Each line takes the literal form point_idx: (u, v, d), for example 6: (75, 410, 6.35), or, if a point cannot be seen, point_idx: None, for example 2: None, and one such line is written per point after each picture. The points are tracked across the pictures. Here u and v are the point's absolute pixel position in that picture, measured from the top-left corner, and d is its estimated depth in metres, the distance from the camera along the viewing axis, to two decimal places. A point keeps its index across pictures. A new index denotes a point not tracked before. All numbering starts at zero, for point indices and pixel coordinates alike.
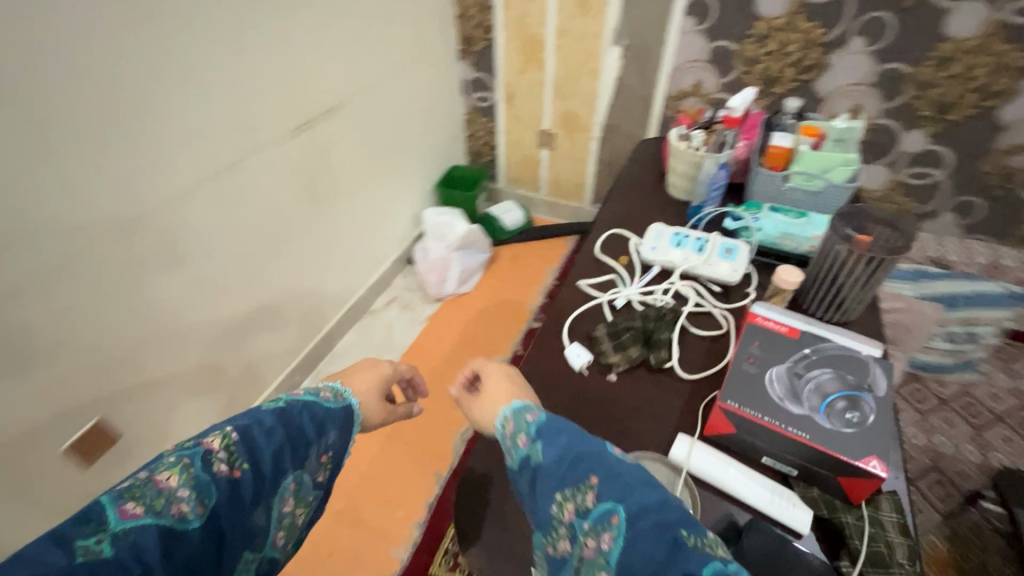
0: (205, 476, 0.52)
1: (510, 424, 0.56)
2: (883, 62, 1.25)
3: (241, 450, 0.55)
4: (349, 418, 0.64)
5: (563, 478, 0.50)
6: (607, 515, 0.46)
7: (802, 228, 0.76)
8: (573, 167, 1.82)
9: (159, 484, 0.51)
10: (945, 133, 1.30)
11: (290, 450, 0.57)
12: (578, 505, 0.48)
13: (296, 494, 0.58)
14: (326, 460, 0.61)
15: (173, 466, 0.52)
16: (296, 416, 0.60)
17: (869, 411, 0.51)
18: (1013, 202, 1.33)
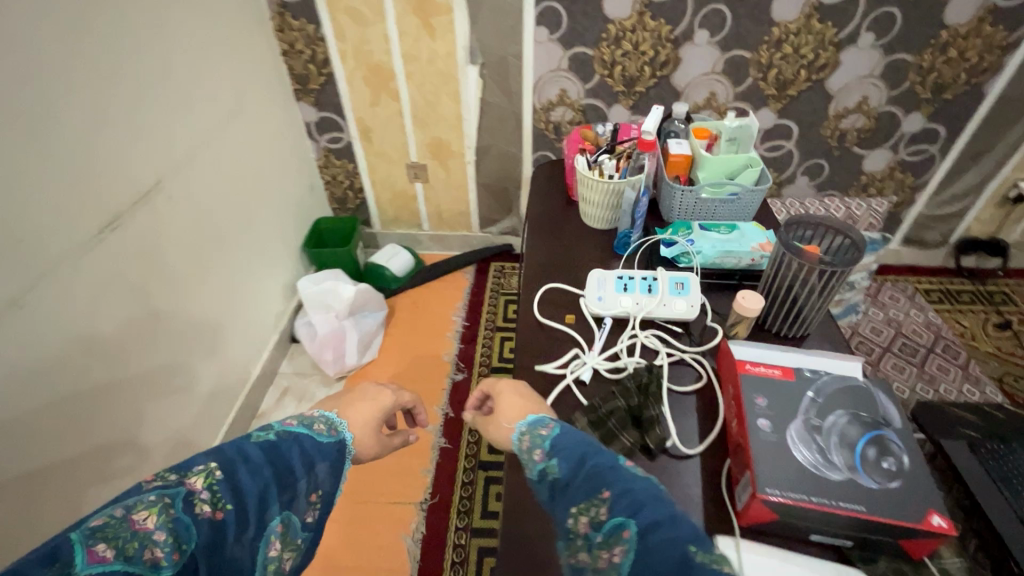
0: (185, 518, 0.41)
1: (526, 440, 0.52)
2: (727, 51, 1.30)
3: (227, 490, 0.44)
4: (341, 457, 0.54)
5: (580, 490, 0.46)
6: (620, 529, 0.42)
7: (738, 242, 0.72)
8: (453, 195, 1.69)
9: (135, 524, 0.39)
10: (788, 108, 1.40)
11: (281, 489, 0.47)
12: (592, 518, 0.44)
13: (285, 539, 0.46)
14: (318, 498, 0.50)
15: (153, 504, 0.41)
16: (285, 453, 0.49)
17: (901, 453, 0.47)
18: (849, 158, 1.50)
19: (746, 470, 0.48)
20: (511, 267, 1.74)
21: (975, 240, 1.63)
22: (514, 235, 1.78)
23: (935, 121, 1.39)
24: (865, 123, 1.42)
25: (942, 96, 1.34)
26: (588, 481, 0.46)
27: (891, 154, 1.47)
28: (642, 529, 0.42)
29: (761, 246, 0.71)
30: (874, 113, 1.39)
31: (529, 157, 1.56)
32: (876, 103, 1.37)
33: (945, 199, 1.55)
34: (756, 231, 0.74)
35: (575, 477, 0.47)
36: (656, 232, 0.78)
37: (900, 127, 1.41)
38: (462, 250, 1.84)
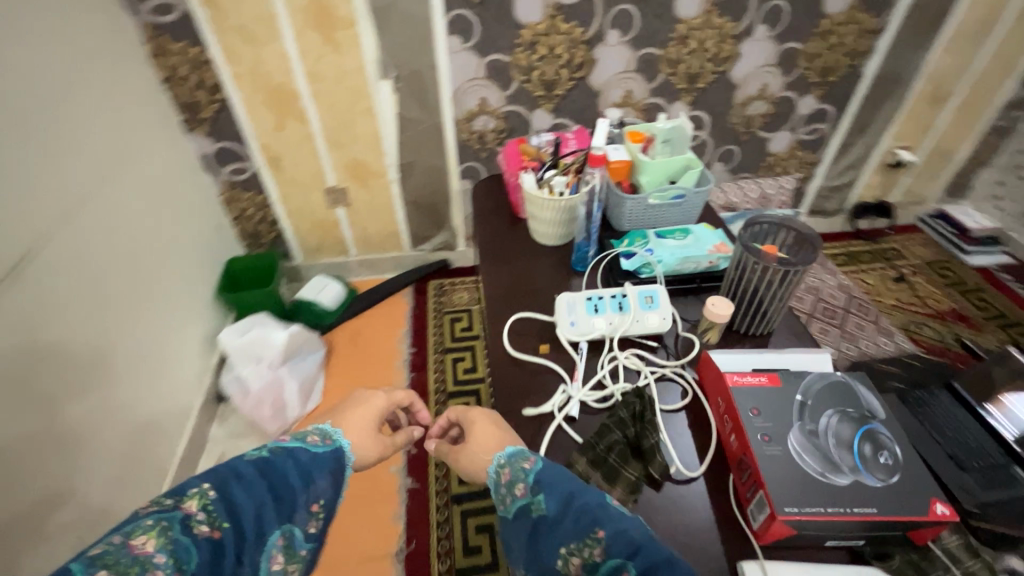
0: (184, 540, 0.40)
1: (506, 471, 0.49)
2: (638, 49, 1.33)
3: (224, 509, 0.43)
4: (341, 463, 0.53)
5: (570, 529, 0.44)
6: (617, 570, 0.40)
7: (695, 247, 0.72)
8: (379, 217, 1.60)
9: (135, 550, 0.38)
10: (699, 99, 1.46)
11: (280, 505, 0.46)
12: (585, 560, 0.42)
13: (289, 551, 0.45)
14: (319, 509, 0.49)
15: (150, 528, 0.40)
16: (281, 468, 0.48)
17: (893, 445, 0.48)
18: (756, 142, 1.59)
19: (759, 489, 0.47)
20: (451, 284, 1.68)
21: (866, 204, 1.80)
22: (448, 250, 1.72)
23: (824, 102, 1.52)
24: (766, 109, 1.51)
25: (829, 78, 1.46)
26: (577, 520, 0.44)
27: (791, 135, 1.59)
28: (642, 572, 0.40)
29: (717, 248, 0.72)
30: (774, 98, 1.49)
31: (455, 169, 1.51)
32: (775, 89, 1.46)
33: (838, 171, 1.70)
34: (709, 233, 0.74)
35: (563, 516, 0.44)
36: (612, 245, 0.77)
37: (796, 109, 1.52)
38: (396, 272, 1.75)
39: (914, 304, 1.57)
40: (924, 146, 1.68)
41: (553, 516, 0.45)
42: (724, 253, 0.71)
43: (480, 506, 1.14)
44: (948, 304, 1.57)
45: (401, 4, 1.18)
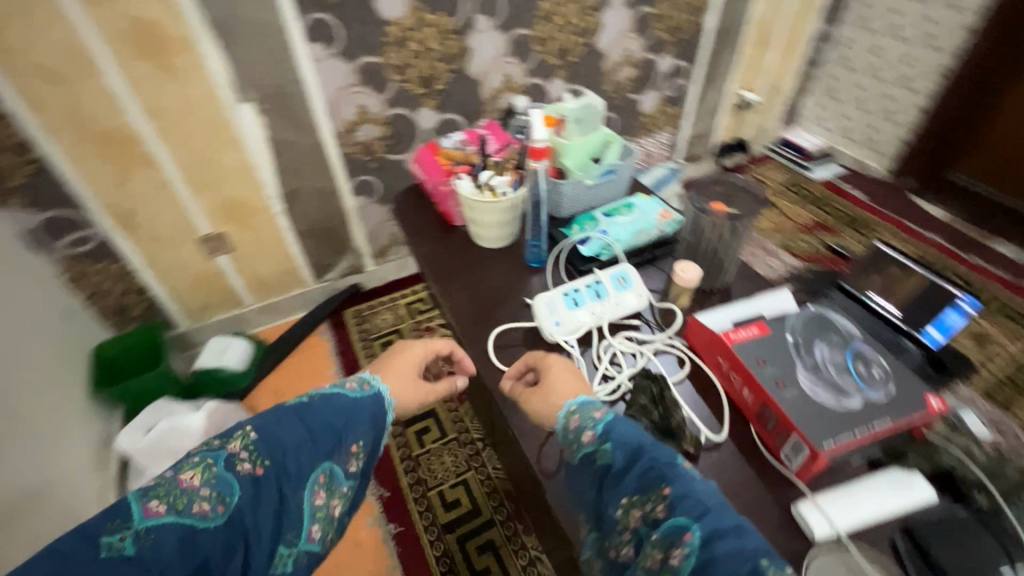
0: (227, 475, 0.49)
1: (574, 419, 0.51)
2: (509, 32, 1.31)
3: (263, 448, 0.53)
4: (377, 407, 0.64)
5: (636, 483, 0.43)
6: (679, 530, 0.38)
7: (644, 220, 0.74)
8: (271, 256, 1.42)
9: (188, 483, 0.48)
10: (573, 73, 1.50)
11: (316, 448, 0.55)
12: (646, 514, 0.41)
13: (326, 486, 0.55)
14: (354, 450, 0.59)
15: (200, 466, 0.50)
16: (315, 416, 0.58)
17: (881, 358, 0.53)
18: (629, 106, 1.68)
19: (792, 433, 0.49)
20: (370, 307, 1.57)
21: (726, 144, 2.01)
22: (357, 273, 1.60)
23: (679, 59, 1.64)
24: (633, 73, 1.59)
25: (679, 36, 1.57)
26: (643, 474, 0.43)
27: (657, 94, 1.70)
28: (707, 533, 0.37)
29: (663, 216, 0.75)
30: (638, 61, 1.57)
31: (346, 187, 1.39)
32: (637, 53, 1.55)
33: (700, 119, 1.86)
34: (650, 203, 0.77)
35: (628, 468, 0.44)
36: (564, 235, 0.76)
37: (657, 69, 1.62)
38: (304, 310, 1.59)
39: (785, 223, 1.79)
40: (761, 85, 1.90)
41: (620, 467, 0.45)
42: (670, 219, 0.75)
43: (474, 526, 1.10)
44: (809, 217, 1.81)
45: (247, 14, 1.04)
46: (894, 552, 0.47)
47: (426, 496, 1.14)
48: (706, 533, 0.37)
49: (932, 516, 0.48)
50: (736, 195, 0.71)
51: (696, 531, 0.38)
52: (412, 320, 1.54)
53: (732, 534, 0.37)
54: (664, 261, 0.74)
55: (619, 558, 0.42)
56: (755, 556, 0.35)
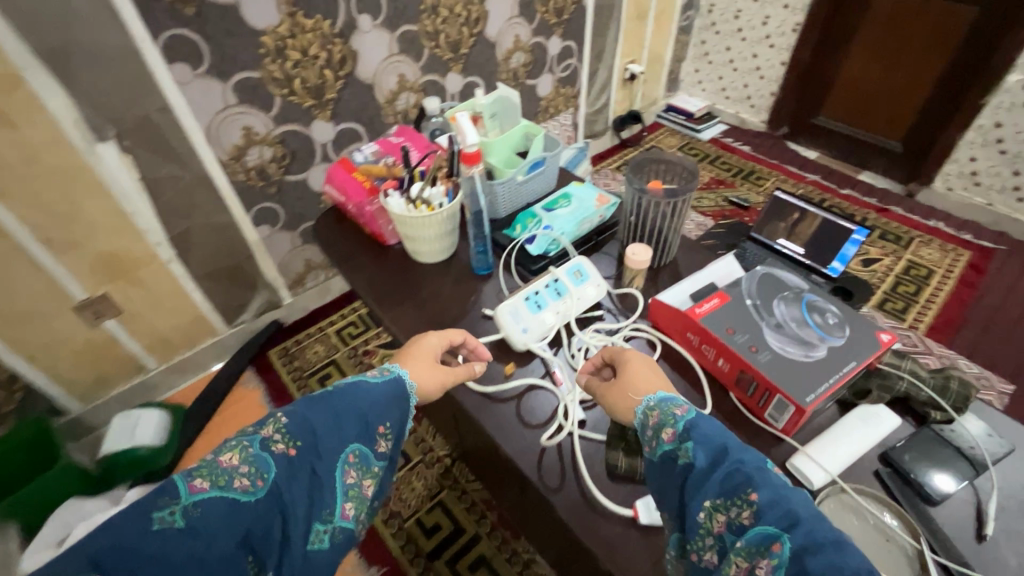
0: (263, 454, 0.45)
1: (652, 416, 0.48)
2: (395, 30, 1.24)
3: (299, 428, 0.48)
4: (401, 404, 0.55)
5: (722, 486, 0.40)
6: (767, 539, 0.36)
7: (583, 208, 0.73)
8: (169, 310, 1.25)
9: (226, 462, 0.44)
10: (468, 65, 1.46)
11: (346, 431, 0.50)
12: (731, 520, 0.39)
13: (360, 468, 0.51)
14: (385, 431, 0.54)
15: (235, 446, 0.45)
16: (344, 399, 0.52)
17: (831, 306, 0.57)
18: (527, 91, 1.67)
19: (774, 394, 0.51)
20: (297, 343, 1.45)
21: (622, 117, 2.07)
22: (275, 308, 1.46)
23: (567, 39, 1.66)
24: (525, 58, 1.58)
25: (563, 17, 1.59)
26: (727, 476, 0.40)
27: (551, 76, 1.70)
28: (799, 546, 0.35)
29: (600, 201, 0.74)
30: (529, 46, 1.56)
31: (246, 218, 1.25)
32: (526, 38, 1.54)
33: (594, 96, 1.91)
34: (586, 190, 0.76)
35: (713, 471, 0.41)
36: (509, 236, 0.74)
37: (548, 52, 1.63)
38: (221, 360, 1.42)
39: None
40: (643, 57, 1.98)
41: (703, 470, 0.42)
42: (608, 203, 0.74)
43: (460, 546, 1.06)
44: (707, 175, 1.95)
45: (86, 37, 0.88)
46: (880, 480, 0.50)
47: (404, 528, 1.08)
48: (798, 546, 0.35)
49: (902, 438, 0.52)
50: (669, 167, 0.70)
51: (786, 542, 0.35)
52: (347, 347, 1.44)
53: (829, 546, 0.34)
54: (609, 245, 0.74)
55: (702, 562, 0.40)
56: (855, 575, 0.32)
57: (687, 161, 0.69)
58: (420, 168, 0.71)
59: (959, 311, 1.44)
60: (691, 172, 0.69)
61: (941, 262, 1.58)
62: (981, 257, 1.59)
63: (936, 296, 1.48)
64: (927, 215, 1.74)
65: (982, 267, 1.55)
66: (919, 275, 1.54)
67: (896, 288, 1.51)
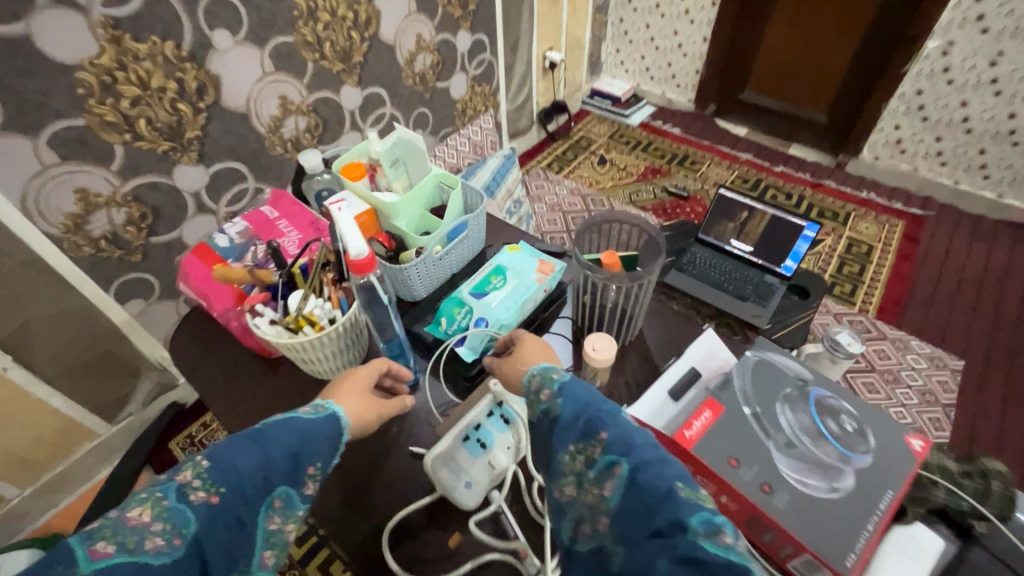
0: (182, 507, 0.35)
1: (535, 378, 0.46)
2: (266, 43, 0.96)
3: (226, 469, 0.38)
4: (338, 437, 0.45)
5: (578, 430, 0.41)
6: (610, 465, 0.38)
7: (522, 287, 0.58)
8: (23, 425, 0.99)
9: (132, 519, 0.34)
10: (365, 76, 1.18)
11: (274, 469, 0.40)
12: (590, 459, 0.39)
13: (286, 513, 0.41)
14: (317, 471, 0.43)
15: (145, 498, 0.35)
16: (269, 434, 0.41)
17: (845, 404, 0.45)
18: (440, 97, 1.44)
19: (801, 551, 0.39)
20: (205, 428, 1.23)
21: (546, 109, 1.92)
22: (171, 390, 1.22)
23: (476, 32, 1.44)
24: (432, 59, 1.33)
25: (469, 8, 1.36)
26: (589, 421, 0.41)
27: (465, 76, 1.49)
28: (635, 468, 0.37)
29: (541, 273, 0.60)
30: (434, 47, 1.32)
31: (106, 298, 0.99)
32: (428, 37, 1.29)
33: (514, 91, 1.74)
34: (522, 258, 0.61)
35: (575, 417, 0.42)
36: (434, 334, 0.58)
37: (457, 49, 1.41)
38: (110, 463, 1.18)
39: (623, 177, 1.80)
40: (562, 42, 1.82)
41: (565, 418, 0.42)
42: (551, 275, 0.60)
43: None
44: (643, 164, 1.84)
45: None
46: None
47: None
48: (632, 466, 0.37)
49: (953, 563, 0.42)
50: (622, 227, 0.56)
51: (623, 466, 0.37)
52: None
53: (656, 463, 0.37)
54: (561, 329, 0.60)
55: (563, 496, 0.41)
56: (672, 481, 0.35)
57: (645, 221, 0.55)
58: (302, 257, 0.53)
59: (902, 287, 1.43)
60: (650, 233, 0.54)
61: (879, 236, 1.55)
62: (913, 225, 1.58)
63: (879, 274, 1.46)
64: (859, 185, 1.72)
65: (916, 237, 1.55)
66: (861, 253, 1.51)
67: (841, 270, 1.47)
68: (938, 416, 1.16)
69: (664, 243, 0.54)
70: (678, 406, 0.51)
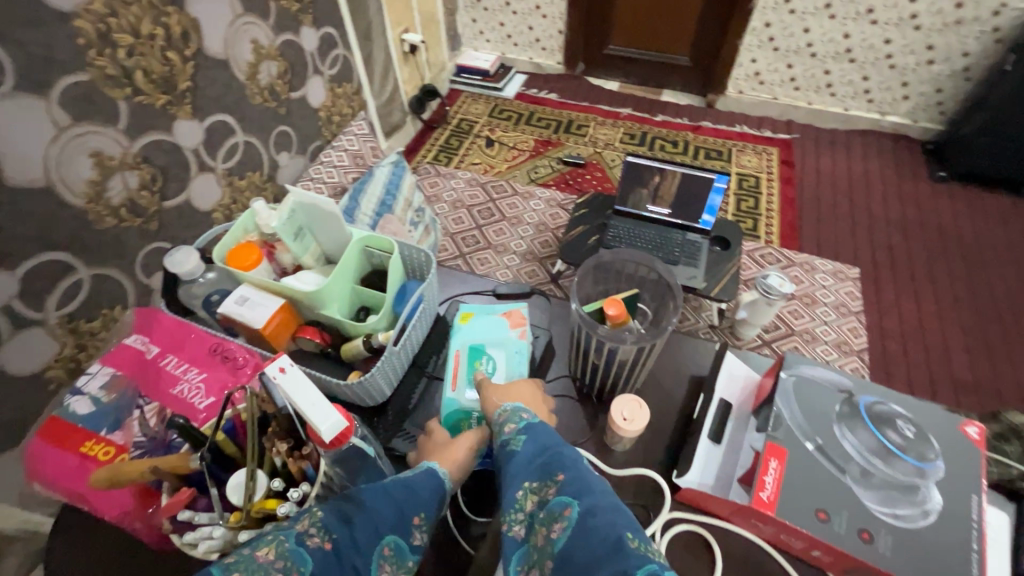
0: (300, 547, 0.32)
1: (504, 414, 0.45)
2: (51, 88, 0.62)
3: (341, 514, 0.35)
4: (438, 487, 0.41)
5: (534, 468, 0.40)
6: (561, 507, 0.37)
7: (511, 356, 0.52)
8: None
9: (257, 559, 0.31)
10: (198, 102, 0.83)
11: (382, 518, 0.37)
12: (542, 498, 0.39)
13: (397, 564, 0.37)
14: (423, 520, 0.39)
15: (269, 537, 0.32)
16: (374, 490, 0.38)
17: (894, 408, 0.44)
18: (301, 110, 1.11)
19: None
20: None
21: (415, 99, 1.73)
22: None
23: (321, 25, 1.15)
24: (278, 67, 1.00)
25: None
26: (545, 462, 0.40)
27: (321, 79, 1.18)
28: (585, 509, 0.36)
29: (518, 328, 0.54)
30: (278, 50, 0.99)
31: None
32: (268, 41, 0.96)
33: (379, 86, 1.51)
34: (486, 322, 0.55)
35: (539, 455, 0.41)
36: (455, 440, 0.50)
37: (305, 49, 1.10)
38: None
39: (516, 156, 1.72)
40: (416, 20, 1.65)
41: (525, 455, 0.41)
42: (526, 325, 0.55)
43: None
44: (530, 138, 1.77)
45: None
46: None
47: None
48: (585, 510, 0.36)
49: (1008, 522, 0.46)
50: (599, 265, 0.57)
51: (576, 508, 0.36)
52: None
53: (608, 511, 0.36)
54: (568, 390, 0.55)
55: (509, 534, 0.39)
56: (621, 530, 0.34)
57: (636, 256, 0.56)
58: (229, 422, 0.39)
59: (793, 212, 1.53)
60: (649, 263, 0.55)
61: (761, 166, 1.65)
62: (785, 150, 1.70)
63: (771, 203, 1.55)
64: (731, 121, 1.80)
65: (791, 160, 1.66)
66: (751, 186, 1.59)
67: (740, 208, 1.53)
68: (854, 324, 1.27)
69: (675, 281, 0.55)
70: (722, 447, 0.47)
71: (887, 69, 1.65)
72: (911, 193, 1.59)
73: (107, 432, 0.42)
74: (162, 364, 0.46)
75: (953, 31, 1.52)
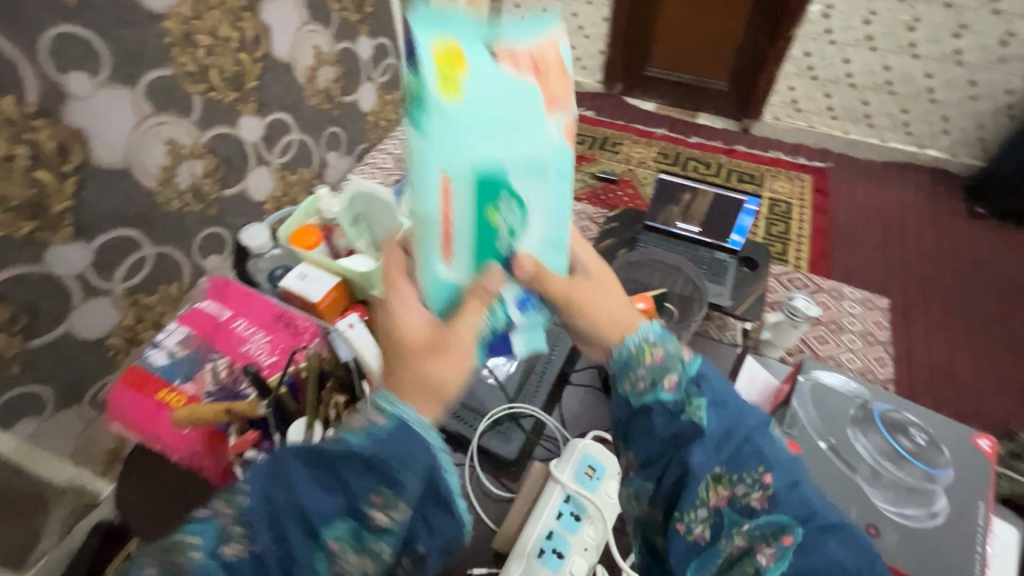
0: (212, 562, 0.33)
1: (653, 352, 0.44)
2: (138, 82, 0.68)
3: (259, 522, 0.33)
4: (397, 458, 0.34)
5: (723, 452, 0.39)
6: (777, 526, 0.36)
7: (553, 187, 0.42)
8: None
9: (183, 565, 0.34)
10: (262, 102, 0.90)
11: (316, 514, 0.33)
12: (736, 497, 0.38)
13: (355, 546, 0.34)
14: (385, 496, 0.34)
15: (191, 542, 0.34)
16: (306, 482, 0.33)
17: (907, 417, 0.50)
18: (352, 114, 1.17)
19: None
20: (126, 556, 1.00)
21: None
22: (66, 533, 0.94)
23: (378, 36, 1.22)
24: (335, 73, 1.07)
25: (365, 10, 1.13)
26: (737, 450, 0.39)
27: (373, 85, 1.25)
28: (802, 533, 0.36)
29: (558, 121, 0.40)
30: (336, 58, 1.06)
31: None
32: (328, 48, 1.03)
33: None
34: (496, 105, 0.38)
35: (725, 437, 0.39)
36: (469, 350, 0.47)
37: (361, 57, 1.16)
38: None
39: None
40: None
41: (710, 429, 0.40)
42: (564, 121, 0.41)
43: None
44: None
45: None
46: None
47: None
48: (803, 535, 0.36)
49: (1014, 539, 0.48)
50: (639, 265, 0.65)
51: (799, 534, 0.36)
52: None
53: (827, 539, 0.36)
54: None
55: (685, 532, 0.38)
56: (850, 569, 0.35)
57: (674, 260, 0.64)
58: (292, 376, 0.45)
59: (824, 239, 1.53)
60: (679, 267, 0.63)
61: (793, 192, 1.65)
62: (819, 177, 1.70)
63: (802, 228, 1.54)
64: (766, 147, 1.82)
65: (824, 188, 1.66)
66: (782, 211, 1.58)
67: (771, 231, 1.53)
68: (881, 354, 1.24)
69: (704, 290, 0.61)
70: None
71: (928, 103, 1.65)
72: (947, 227, 1.58)
73: (181, 382, 0.48)
74: (232, 326, 0.52)
75: (996, 68, 1.53)
